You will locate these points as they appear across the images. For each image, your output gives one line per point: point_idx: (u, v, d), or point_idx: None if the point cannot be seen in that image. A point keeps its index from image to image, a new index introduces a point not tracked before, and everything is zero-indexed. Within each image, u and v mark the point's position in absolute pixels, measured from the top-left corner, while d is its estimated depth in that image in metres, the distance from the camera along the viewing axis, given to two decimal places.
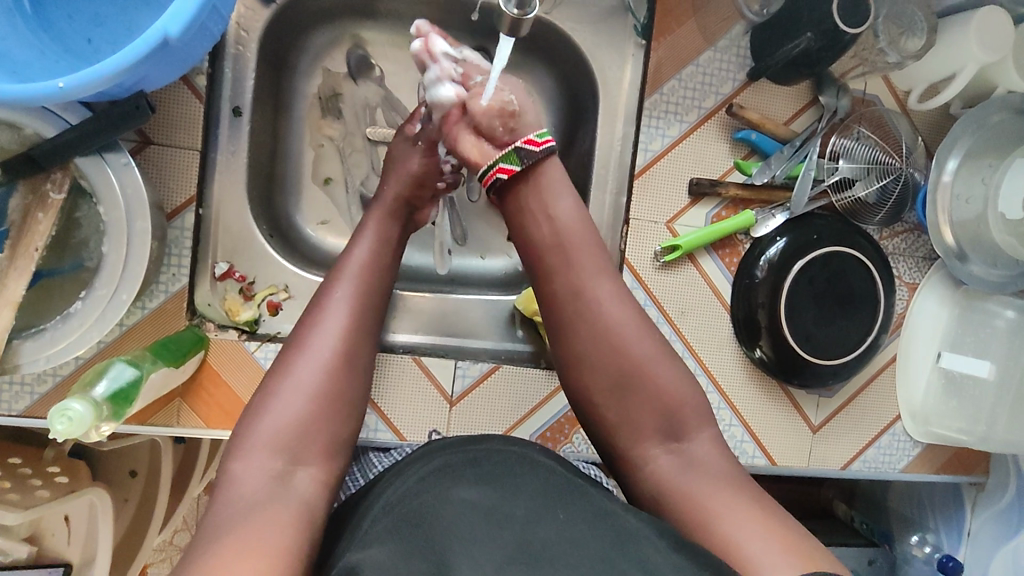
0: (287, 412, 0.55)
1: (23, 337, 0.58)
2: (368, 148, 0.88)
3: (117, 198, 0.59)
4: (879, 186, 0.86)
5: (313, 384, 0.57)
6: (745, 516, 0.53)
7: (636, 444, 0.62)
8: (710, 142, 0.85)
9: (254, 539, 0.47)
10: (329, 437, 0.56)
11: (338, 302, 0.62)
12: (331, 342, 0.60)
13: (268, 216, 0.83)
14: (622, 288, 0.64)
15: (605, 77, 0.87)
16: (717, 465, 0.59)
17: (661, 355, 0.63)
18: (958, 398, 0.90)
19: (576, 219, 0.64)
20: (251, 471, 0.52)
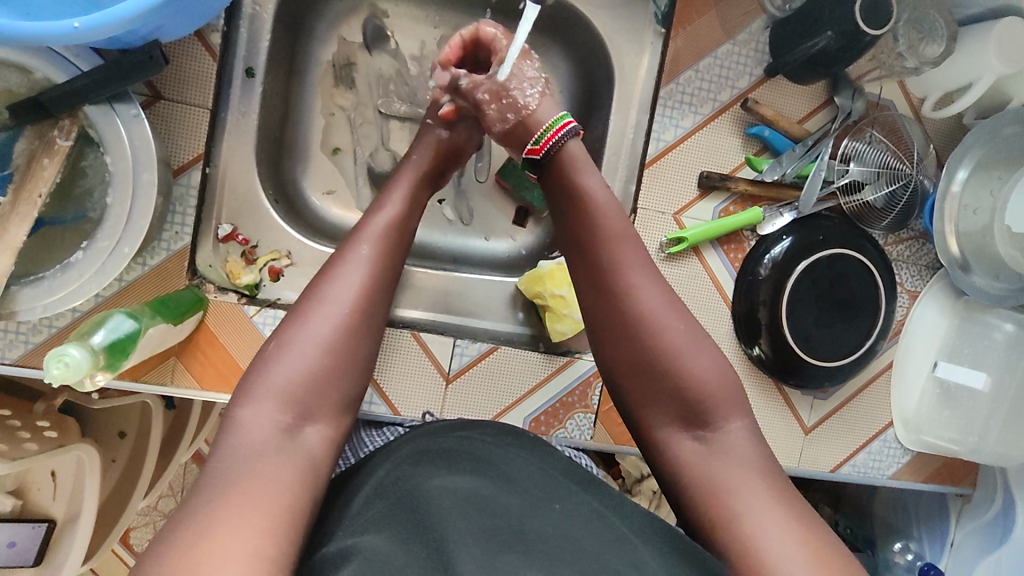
0: (299, 364, 0.54)
1: (21, 284, 0.57)
2: (379, 119, 0.87)
3: (125, 150, 0.58)
4: (888, 192, 0.86)
5: (326, 338, 0.55)
6: (760, 505, 0.53)
7: (658, 419, 0.61)
8: (722, 135, 0.85)
9: (245, 508, 0.46)
10: (338, 396, 0.55)
11: (358, 257, 0.60)
12: (348, 296, 0.58)
13: (275, 181, 0.82)
14: (653, 271, 0.63)
15: (622, 63, 0.86)
16: (744, 449, 0.58)
17: (697, 335, 0.61)
18: (952, 408, 0.90)
19: (607, 206, 0.65)
20: (257, 420, 0.51)
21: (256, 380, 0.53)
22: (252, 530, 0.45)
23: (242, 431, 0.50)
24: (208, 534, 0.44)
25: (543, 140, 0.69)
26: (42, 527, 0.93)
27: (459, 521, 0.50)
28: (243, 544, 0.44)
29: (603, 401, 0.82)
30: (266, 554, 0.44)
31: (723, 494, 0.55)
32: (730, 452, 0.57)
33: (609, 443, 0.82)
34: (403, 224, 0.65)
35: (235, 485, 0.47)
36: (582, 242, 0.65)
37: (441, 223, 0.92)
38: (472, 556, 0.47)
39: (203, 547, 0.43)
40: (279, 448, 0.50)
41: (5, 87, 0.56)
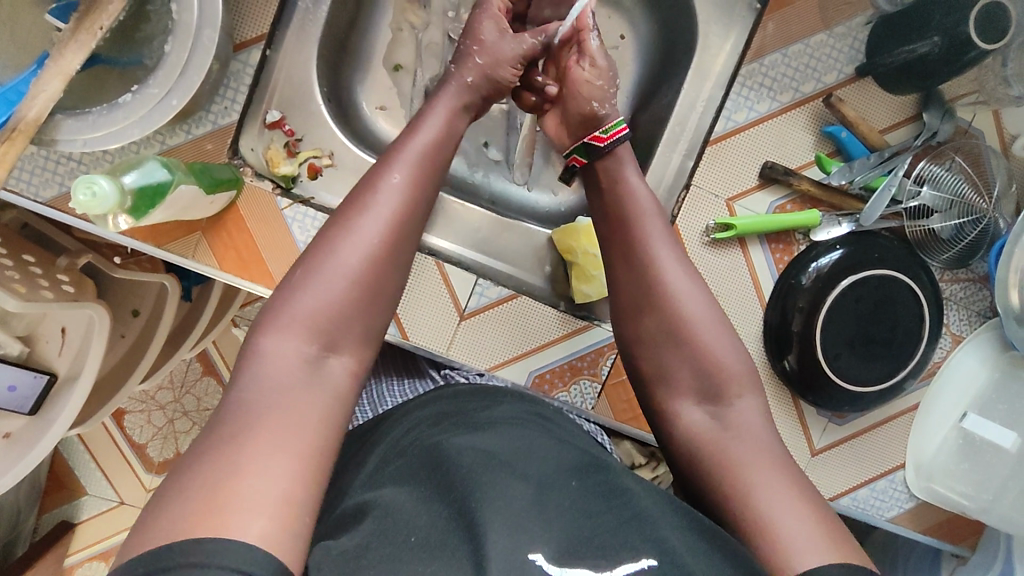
0: (324, 295, 0.52)
1: (67, 114, 0.57)
2: (446, 43, 0.85)
3: (192, 2, 0.56)
4: (957, 224, 0.81)
5: (354, 269, 0.54)
6: (778, 485, 0.52)
7: (669, 396, 0.60)
8: (796, 128, 0.81)
9: (270, 438, 0.45)
10: (367, 328, 0.54)
11: (390, 186, 0.58)
12: (379, 225, 0.56)
13: (332, 82, 0.81)
14: (683, 254, 0.63)
15: (707, 33, 0.83)
16: (758, 426, 0.57)
17: (720, 319, 0.61)
18: (970, 461, 0.87)
19: (645, 191, 0.66)
20: (279, 350, 0.50)
21: (276, 313, 0.52)
22: (281, 465, 0.44)
23: (261, 367, 0.49)
24: (235, 469, 0.43)
25: (610, 132, 0.69)
26: (43, 380, 0.95)
27: (487, 476, 0.47)
28: (272, 480, 0.43)
29: (612, 373, 0.80)
30: (294, 497, 0.43)
31: (742, 474, 0.53)
32: (742, 429, 0.56)
33: (610, 416, 0.80)
34: (444, 157, 0.63)
35: (260, 429, 0.45)
36: (615, 217, 0.66)
37: (486, 165, 0.91)
38: (498, 518, 0.43)
39: (231, 479, 0.42)
40: (302, 382, 0.49)
41: None
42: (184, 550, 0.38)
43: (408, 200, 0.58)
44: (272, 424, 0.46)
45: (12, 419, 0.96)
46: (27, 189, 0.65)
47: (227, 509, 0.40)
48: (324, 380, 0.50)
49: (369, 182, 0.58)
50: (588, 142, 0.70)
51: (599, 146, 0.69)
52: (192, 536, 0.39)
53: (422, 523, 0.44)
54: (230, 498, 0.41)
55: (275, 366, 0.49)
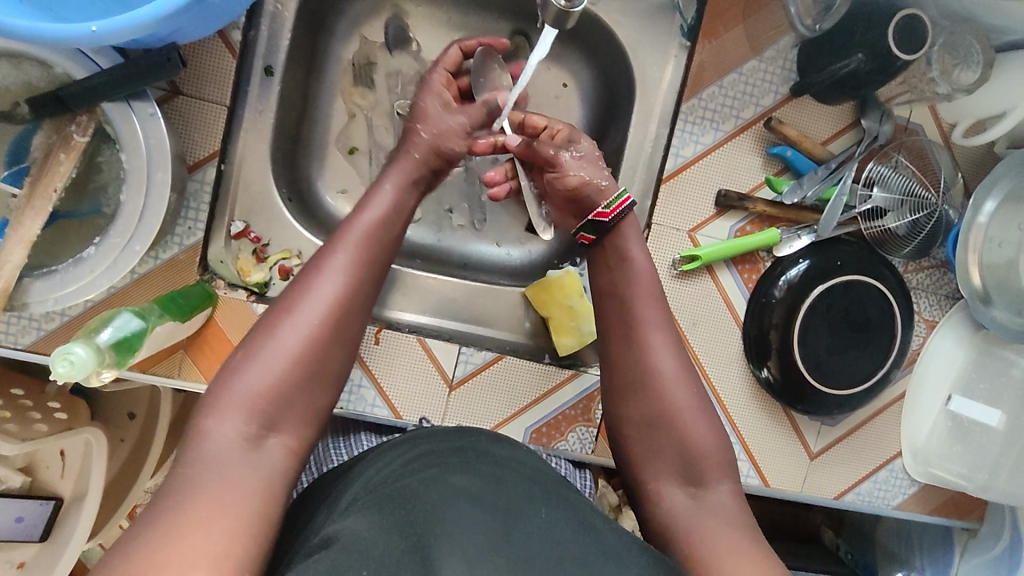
0: (268, 372, 0.52)
1: (34, 276, 0.58)
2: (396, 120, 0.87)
3: (140, 147, 0.58)
4: (911, 220, 0.84)
5: (293, 349, 0.54)
6: (740, 554, 0.54)
7: (653, 474, 0.63)
8: (743, 153, 0.83)
9: (217, 508, 0.45)
10: (311, 406, 0.54)
11: (333, 270, 0.58)
12: (317, 304, 0.56)
13: (290, 178, 0.83)
14: (673, 342, 0.67)
15: (645, 74, 0.85)
16: (733, 511, 0.59)
17: (705, 405, 0.65)
18: (962, 444, 0.88)
19: (648, 267, 0.70)
20: (220, 429, 0.49)
21: (218, 392, 0.51)
22: (226, 528, 0.44)
23: (202, 446, 0.48)
24: (171, 540, 0.42)
25: (613, 205, 0.70)
26: (49, 505, 0.95)
27: (448, 520, 0.48)
28: (215, 539, 0.43)
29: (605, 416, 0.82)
30: (235, 554, 0.43)
31: (705, 540, 0.56)
32: (718, 509, 0.59)
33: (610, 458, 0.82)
34: (386, 227, 0.64)
35: (206, 494, 0.45)
36: (609, 297, 0.70)
37: (452, 229, 0.93)
38: (455, 555, 0.45)
39: (171, 546, 0.41)
40: (244, 458, 0.49)
41: (26, 80, 0.57)
42: None
43: (348, 278, 0.58)
44: (213, 494, 0.45)
45: (25, 548, 0.96)
46: (6, 339, 0.66)
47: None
48: (265, 457, 0.50)
49: (311, 264, 0.59)
50: (594, 219, 0.71)
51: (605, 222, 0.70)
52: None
53: (378, 553, 0.44)
54: (174, 562, 0.40)
55: (219, 441, 0.48)
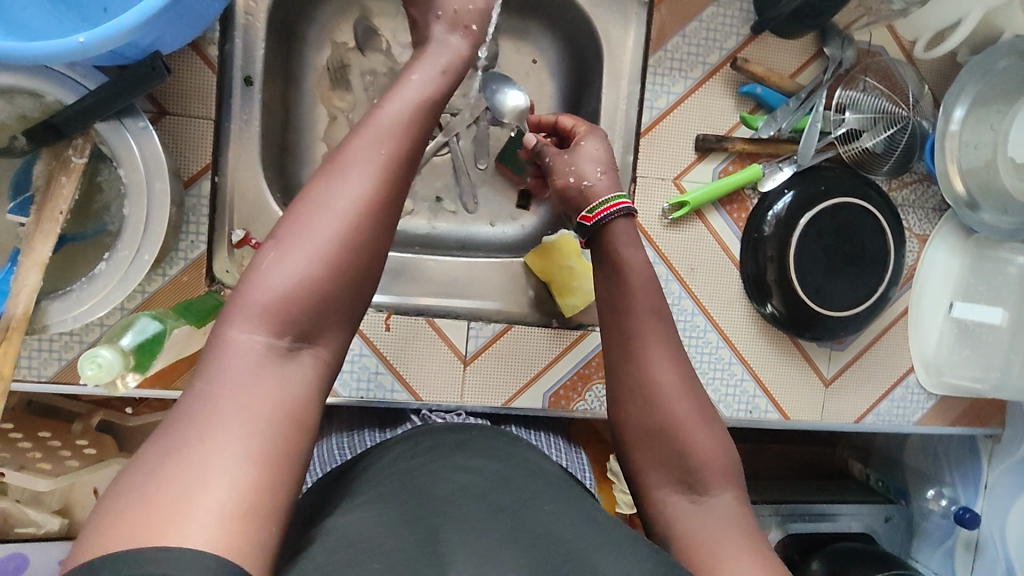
0: (293, 276, 0.46)
1: (51, 298, 0.60)
2: None
3: (137, 161, 0.60)
4: (887, 136, 0.85)
5: (325, 249, 0.47)
6: (741, 554, 0.51)
7: (655, 479, 0.59)
8: (715, 97, 0.86)
9: (234, 445, 0.40)
10: (346, 314, 0.48)
11: (363, 162, 0.49)
12: (345, 203, 0.48)
13: (281, 185, 0.85)
14: (674, 351, 0.63)
15: (609, 36, 0.88)
16: (735, 517, 0.55)
17: (707, 414, 0.60)
18: (971, 346, 0.89)
19: (643, 264, 0.68)
20: (244, 338, 0.44)
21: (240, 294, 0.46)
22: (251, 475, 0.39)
23: (225, 360, 0.43)
24: (197, 478, 0.38)
25: (597, 210, 0.71)
26: None
27: (460, 516, 0.47)
28: (230, 480, 0.38)
29: None
30: (252, 504, 0.39)
31: (714, 545, 0.52)
32: (718, 514, 0.55)
33: None
34: (427, 110, 0.53)
35: (227, 420, 0.41)
36: (613, 302, 0.66)
37: (445, 215, 0.95)
38: (467, 544, 0.44)
39: (187, 488, 0.37)
40: (272, 376, 0.44)
41: (20, 112, 0.59)
42: (140, 560, 0.33)
43: (379, 177, 0.49)
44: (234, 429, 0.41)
45: None
46: (30, 373, 0.68)
47: (179, 518, 0.36)
48: (288, 382, 0.44)
49: (342, 153, 0.50)
50: (580, 221, 0.72)
51: (588, 227, 0.71)
52: (150, 545, 0.34)
53: (387, 549, 0.43)
54: (184, 503, 0.37)
55: (241, 357, 0.43)
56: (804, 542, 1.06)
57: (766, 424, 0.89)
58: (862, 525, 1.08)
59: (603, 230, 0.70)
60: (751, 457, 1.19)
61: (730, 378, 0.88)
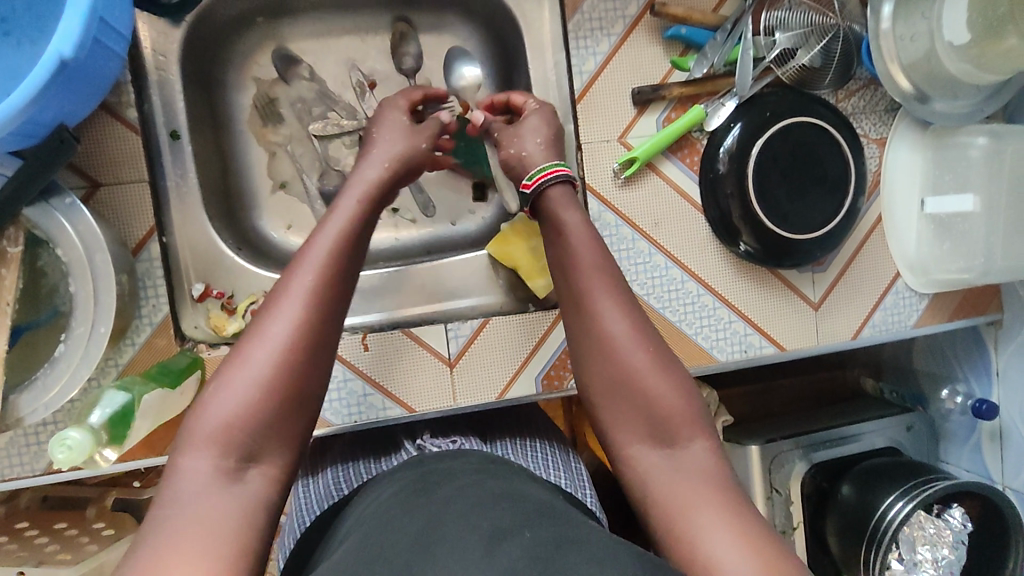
0: (232, 406, 0.48)
1: (19, 390, 0.61)
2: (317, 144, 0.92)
3: (75, 240, 0.61)
4: (822, 49, 0.84)
5: (262, 367, 0.50)
6: (716, 519, 0.49)
7: (626, 444, 0.58)
8: (642, 49, 0.84)
9: (183, 554, 0.42)
10: (289, 423, 0.50)
11: (294, 282, 0.53)
12: (270, 329, 0.51)
13: (233, 231, 0.86)
14: (627, 303, 0.61)
15: (523, 11, 0.87)
16: (713, 474, 0.53)
17: (667, 363, 0.59)
18: (951, 239, 0.86)
19: (582, 223, 0.66)
20: (192, 465, 0.47)
21: (189, 429, 0.49)
22: (209, 556, 0.42)
23: (175, 487, 0.46)
24: None
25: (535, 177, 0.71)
26: None
27: (443, 536, 0.46)
28: None
29: None
30: None
31: (691, 517, 0.50)
32: (692, 472, 0.54)
33: None
34: (351, 224, 0.58)
35: (173, 539, 0.42)
36: (564, 267, 0.65)
37: (405, 224, 0.94)
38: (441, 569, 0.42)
39: None
40: (219, 491, 0.46)
41: None
42: None
43: (310, 287, 0.53)
44: (186, 528, 0.43)
45: None
46: (23, 470, 0.68)
47: None
48: (244, 496, 0.47)
49: (276, 282, 0.54)
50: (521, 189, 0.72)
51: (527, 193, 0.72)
52: None
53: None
54: None
55: (189, 480, 0.46)
56: (829, 470, 1.04)
57: (763, 360, 0.88)
58: (887, 440, 1.06)
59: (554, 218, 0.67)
60: (764, 395, 1.20)
61: (717, 322, 0.87)
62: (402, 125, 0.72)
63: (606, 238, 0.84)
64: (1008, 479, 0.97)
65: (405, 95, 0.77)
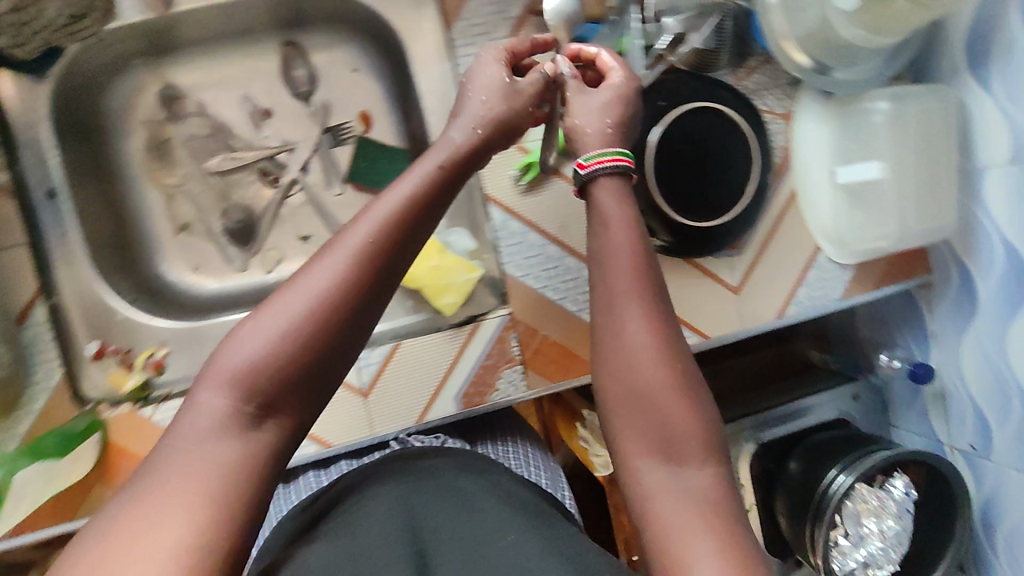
0: (249, 354, 0.45)
1: None
2: (219, 182, 0.90)
3: None
4: (712, 30, 0.81)
5: (280, 327, 0.46)
6: (706, 545, 0.46)
7: (627, 447, 0.54)
8: (529, 49, 0.80)
9: (157, 522, 0.39)
10: (299, 399, 0.47)
11: (348, 244, 0.49)
12: (311, 291, 0.47)
13: (134, 281, 0.84)
14: (653, 312, 0.56)
15: (403, 24, 0.83)
16: (711, 501, 0.49)
17: (694, 380, 0.55)
18: (864, 208, 0.85)
19: (620, 213, 0.60)
20: (203, 407, 0.44)
21: (208, 365, 0.46)
22: (187, 527, 0.39)
23: (186, 420, 0.44)
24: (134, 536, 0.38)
25: (595, 159, 0.63)
26: None
27: None
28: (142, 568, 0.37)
29: (523, 350, 0.83)
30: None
31: (684, 541, 0.47)
32: (696, 492, 0.50)
33: (544, 382, 0.84)
34: (415, 203, 0.54)
35: (169, 488, 0.40)
36: (596, 256, 0.60)
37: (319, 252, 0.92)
38: None
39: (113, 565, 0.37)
40: (227, 447, 0.43)
41: None
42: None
43: (360, 257, 0.49)
44: (177, 484, 0.41)
45: None
46: None
47: None
48: (250, 453, 0.44)
49: (331, 239, 0.50)
50: (574, 171, 0.64)
51: (581, 176, 0.63)
52: None
53: None
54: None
55: (195, 424, 0.44)
56: (778, 447, 1.04)
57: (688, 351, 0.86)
58: (836, 412, 1.05)
59: (591, 192, 0.62)
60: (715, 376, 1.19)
61: None
62: (497, 86, 0.66)
63: (513, 247, 0.83)
64: (955, 439, 0.97)
65: (511, 45, 0.71)
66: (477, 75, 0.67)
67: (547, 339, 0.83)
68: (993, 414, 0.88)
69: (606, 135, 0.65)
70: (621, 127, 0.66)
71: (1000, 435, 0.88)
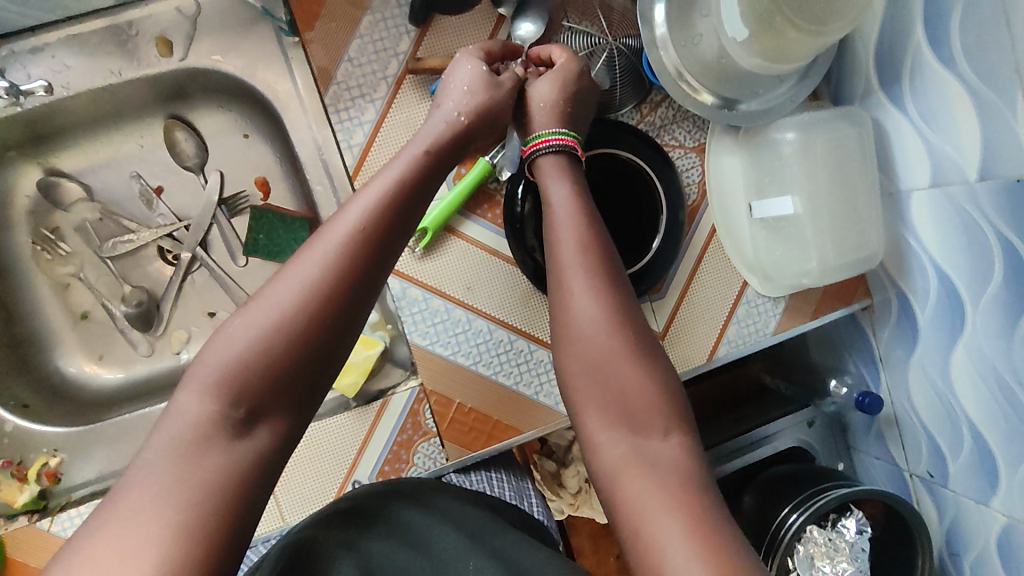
0: (235, 350, 0.48)
1: None
2: (114, 267, 0.86)
3: None
4: (605, 67, 0.77)
5: (273, 318, 0.49)
6: (670, 509, 0.48)
7: (591, 422, 0.56)
8: (412, 108, 0.76)
9: (139, 522, 0.41)
10: (287, 393, 0.49)
11: (326, 244, 0.53)
12: (293, 288, 0.51)
13: (31, 381, 0.81)
14: (611, 289, 0.61)
15: (277, 92, 0.79)
16: (678, 467, 0.52)
17: (656, 354, 0.59)
18: (783, 242, 0.79)
19: (568, 202, 0.65)
20: (187, 408, 0.47)
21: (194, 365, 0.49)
22: (151, 537, 0.40)
23: (170, 421, 0.46)
24: (109, 544, 0.40)
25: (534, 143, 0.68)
26: None
27: None
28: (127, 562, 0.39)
29: (436, 421, 0.77)
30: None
31: (645, 505, 0.49)
32: (661, 459, 0.52)
33: (463, 451, 0.77)
34: (394, 199, 0.58)
35: (155, 490, 0.43)
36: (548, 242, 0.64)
37: None
38: None
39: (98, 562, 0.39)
40: (211, 447, 0.45)
41: None
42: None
43: (331, 260, 0.52)
44: (148, 491, 0.43)
45: None
46: None
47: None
48: (230, 460, 0.46)
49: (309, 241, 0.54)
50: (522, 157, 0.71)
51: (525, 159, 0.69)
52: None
53: None
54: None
55: (180, 425, 0.46)
56: (735, 480, 0.98)
57: None
58: (793, 440, 1.00)
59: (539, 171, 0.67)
60: None
61: None
62: (480, 75, 0.69)
63: (415, 314, 0.76)
64: (912, 465, 0.89)
65: (486, 48, 0.73)
66: (454, 75, 0.70)
67: (462, 409, 0.77)
68: (946, 442, 0.81)
69: (562, 115, 0.70)
70: (571, 108, 0.70)
71: (954, 464, 0.81)
